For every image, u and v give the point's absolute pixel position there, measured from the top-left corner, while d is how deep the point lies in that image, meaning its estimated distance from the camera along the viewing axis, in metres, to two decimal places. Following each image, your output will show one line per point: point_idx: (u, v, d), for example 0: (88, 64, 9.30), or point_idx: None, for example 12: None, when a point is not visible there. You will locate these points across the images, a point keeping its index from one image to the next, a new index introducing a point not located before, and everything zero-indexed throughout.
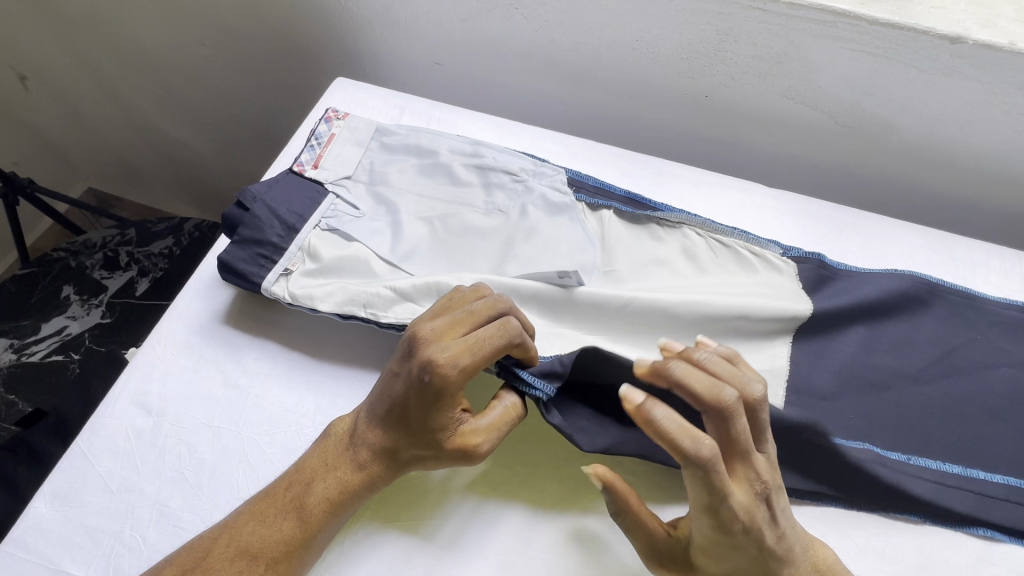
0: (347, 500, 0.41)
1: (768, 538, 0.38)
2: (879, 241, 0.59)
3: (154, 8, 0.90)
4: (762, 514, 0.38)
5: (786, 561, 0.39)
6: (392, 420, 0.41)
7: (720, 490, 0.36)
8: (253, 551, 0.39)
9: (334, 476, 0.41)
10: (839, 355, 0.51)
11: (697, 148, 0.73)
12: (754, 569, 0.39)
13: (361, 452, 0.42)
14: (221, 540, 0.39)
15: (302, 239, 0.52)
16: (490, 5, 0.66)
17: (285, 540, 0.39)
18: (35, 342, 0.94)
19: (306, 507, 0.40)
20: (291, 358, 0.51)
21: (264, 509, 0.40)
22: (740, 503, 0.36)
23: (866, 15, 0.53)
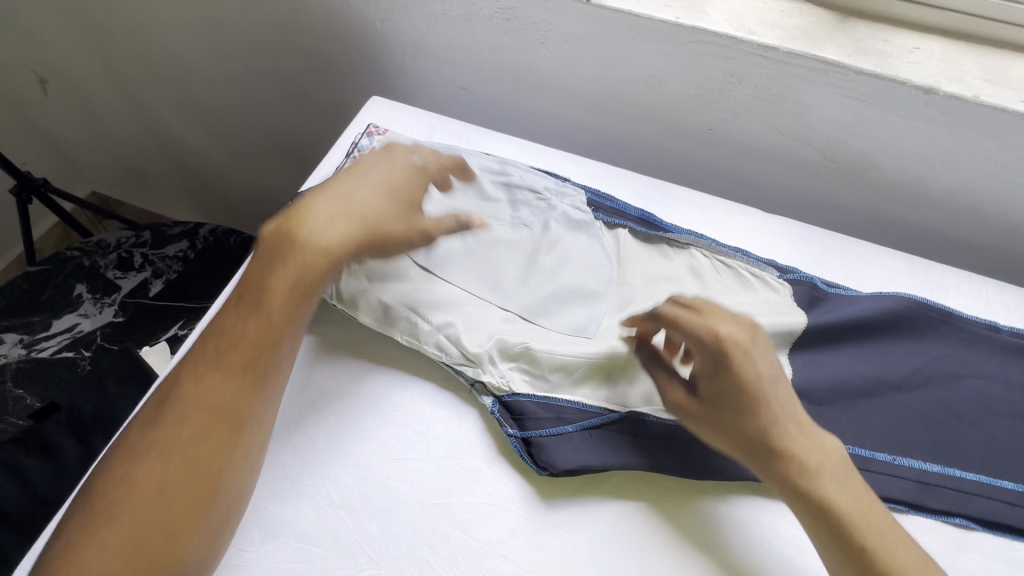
0: (286, 316, 0.48)
1: (758, 374, 0.47)
2: (864, 264, 0.66)
3: (188, 24, 0.94)
4: (752, 346, 0.48)
5: (781, 410, 0.46)
6: (367, 211, 0.51)
7: (694, 321, 0.48)
8: (223, 351, 0.46)
9: (284, 271, 0.48)
10: (830, 366, 0.57)
11: (699, 174, 0.80)
12: (754, 408, 0.46)
13: (328, 232, 0.49)
14: (176, 399, 0.44)
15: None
16: (517, 39, 0.72)
17: (254, 326, 0.47)
18: (45, 339, 0.95)
19: (265, 301, 0.48)
20: (333, 352, 0.54)
21: (197, 368, 0.45)
22: (716, 329, 0.48)
23: (853, 65, 0.61)
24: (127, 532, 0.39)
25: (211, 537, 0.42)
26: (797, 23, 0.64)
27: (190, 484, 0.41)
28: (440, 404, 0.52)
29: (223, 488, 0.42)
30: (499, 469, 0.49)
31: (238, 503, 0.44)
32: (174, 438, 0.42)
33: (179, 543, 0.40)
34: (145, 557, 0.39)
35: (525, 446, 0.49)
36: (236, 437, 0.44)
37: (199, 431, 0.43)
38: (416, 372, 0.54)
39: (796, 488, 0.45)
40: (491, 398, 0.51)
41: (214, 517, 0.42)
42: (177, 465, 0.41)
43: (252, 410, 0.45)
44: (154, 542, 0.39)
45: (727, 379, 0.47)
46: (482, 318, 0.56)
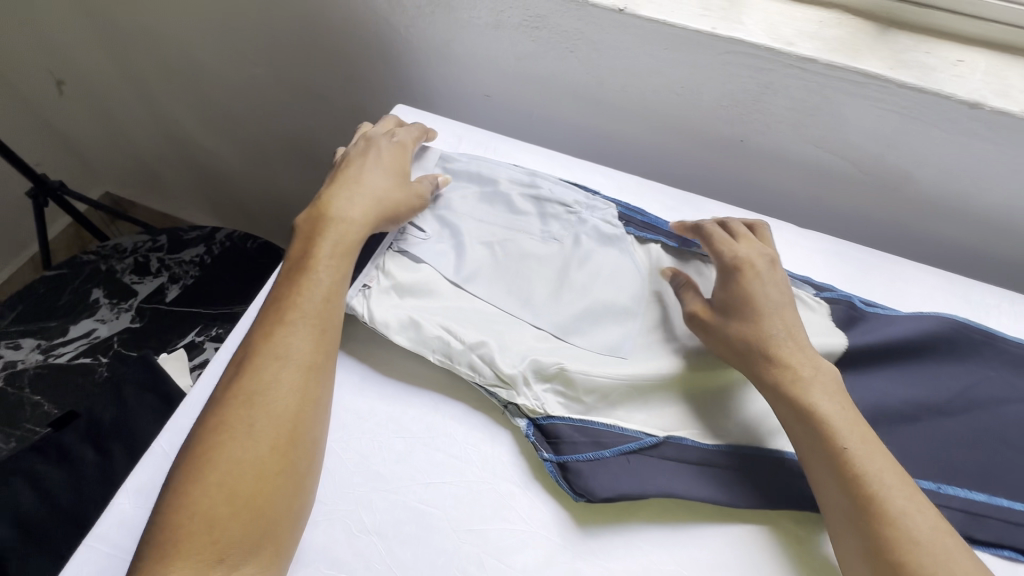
0: (344, 275, 0.51)
1: (771, 293, 0.53)
2: (902, 282, 0.64)
3: (208, 28, 0.93)
4: (765, 270, 0.54)
5: (783, 325, 0.51)
6: (371, 185, 0.57)
7: (726, 245, 0.56)
8: (287, 316, 0.47)
9: (331, 239, 0.52)
10: (870, 390, 0.56)
11: (727, 185, 0.79)
12: (760, 317, 0.51)
13: (350, 207, 0.54)
14: (256, 354, 0.45)
15: (377, 260, 0.56)
16: (546, 47, 0.71)
17: (315, 287, 0.49)
18: (62, 344, 0.95)
19: (313, 259, 0.50)
20: (362, 371, 0.53)
21: (270, 327, 0.46)
22: (741, 252, 0.55)
23: (895, 78, 0.59)
24: (229, 479, 0.40)
25: (306, 487, 0.43)
26: (836, 33, 0.62)
27: (280, 433, 0.43)
28: (472, 426, 0.51)
29: (311, 440, 0.44)
30: (534, 494, 0.48)
31: (321, 456, 0.45)
32: (261, 390, 0.44)
33: (278, 491, 0.41)
34: (248, 503, 0.40)
35: (561, 471, 0.48)
36: (317, 391, 0.45)
37: (286, 384, 0.44)
38: (448, 391, 0.53)
39: (787, 398, 0.47)
40: (525, 420, 0.50)
41: (306, 467, 0.43)
42: (267, 416, 0.43)
43: (328, 365, 0.47)
44: (256, 488, 0.41)
45: (736, 291, 0.53)
46: (515, 337, 0.54)
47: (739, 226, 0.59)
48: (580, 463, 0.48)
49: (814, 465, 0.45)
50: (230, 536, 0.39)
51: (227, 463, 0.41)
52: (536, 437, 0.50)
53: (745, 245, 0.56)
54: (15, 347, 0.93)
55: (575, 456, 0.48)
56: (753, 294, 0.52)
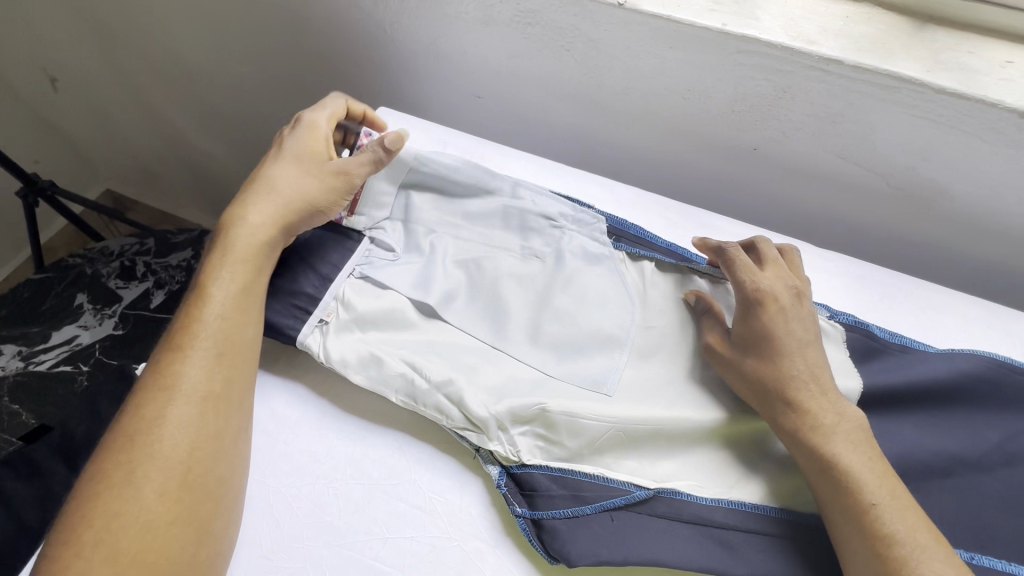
0: (246, 293, 0.45)
1: (795, 330, 0.47)
2: (933, 311, 0.57)
3: (191, 23, 0.89)
4: (790, 304, 0.48)
5: (807, 368, 0.45)
6: (278, 182, 0.50)
7: (747, 270, 0.50)
8: (180, 344, 0.42)
9: (227, 251, 0.46)
10: (894, 439, 0.49)
11: (738, 197, 0.72)
12: (783, 357, 0.45)
13: (251, 213, 0.48)
14: (145, 390, 0.40)
15: (334, 289, 0.51)
16: (540, 45, 0.65)
17: (213, 307, 0.44)
18: (43, 351, 0.92)
19: (210, 277, 0.45)
20: (323, 406, 0.49)
21: (161, 357, 0.42)
22: (764, 281, 0.49)
23: (933, 82, 0.51)
24: (113, 535, 0.35)
25: (212, 534, 0.38)
26: (865, 31, 0.55)
27: (173, 475, 0.38)
28: (439, 471, 0.46)
29: (215, 480, 0.39)
30: (503, 553, 0.43)
31: (230, 498, 0.40)
32: (149, 429, 0.39)
33: (175, 542, 0.36)
34: (139, 558, 0.35)
35: (535, 528, 0.42)
36: (219, 424, 0.41)
37: (177, 420, 0.39)
38: (414, 431, 0.48)
39: (807, 446, 0.43)
40: (498, 468, 0.45)
41: (213, 509, 0.39)
42: (157, 457, 0.38)
43: (232, 395, 0.42)
44: (147, 541, 0.35)
45: (756, 326, 0.47)
46: (490, 372, 0.49)
47: (771, 250, 0.52)
48: (556, 519, 0.42)
49: (835, 515, 0.41)
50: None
51: (111, 517, 0.36)
52: (511, 488, 0.45)
53: (770, 273, 0.50)
54: None
55: (550, 511, 0.43)
56: (777, 333, 0.46)
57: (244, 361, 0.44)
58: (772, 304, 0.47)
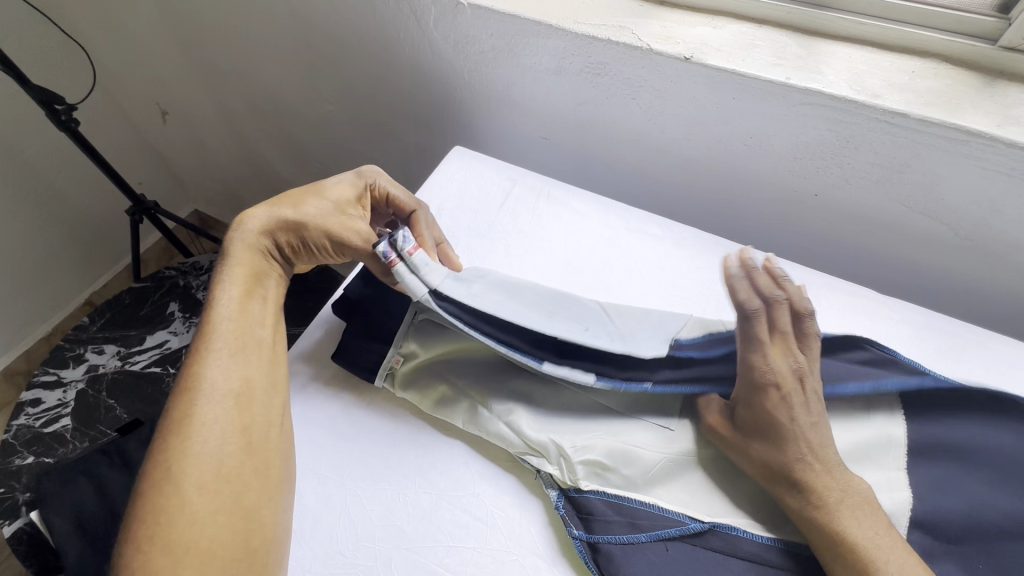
0: (252, 305, 0.50)
1: (797, 415, 0.45)
2: (1007, 367, 0.55)
3: (290, 66, 1.00)
4: (794, 394, 0.46)
5: (809, 452, 0.44)
6: (297, 205, 0.55)
7: (754, 347, 0.48)
8: (200, 354, 0.46)
9: (233, 273, 0.51)
10: (968, 493, 0.47)
11: (798, 242, 0.73)
12: (784, 445, 0.45)
13: (253, 218, 0.54)
14: (175, 399, 0.44)
15: (397, 338, 0.54)
16: (607, 93, 0.69)
17: (230, 319, 0.48)
18: (137, 353, 1.03)
19: (218, 295, 0.49)
20: (396, 417, 0.53)
21: (184, 367, 0.45)
22: (772, 362, 0.47)
23: (1003, 136, 0.52)
24: (165, 531, 0.37)
25: (258, 518, 0.41)
26: (932, 85, 0.56)
27: (211, 467, 0.41)
28: (500, 487, 0.49)
29: (250, 468, 0.42)
30: (560, 571, 0.44)
31: (269, 484, 0.43)
32: (178, 432, 0.42)
33: (224, 530, 0.39)
34: (192, 545, 0.37)
35: (591, 551, 0.44)
36: (244, 417, 0.44)
37: (205, 420, 0.42)
38: (476, 446, 0.51)
39: (818, 524, 0.42)
40: (556, 491, 0.48)
41: (253, 497, 0.41)
42: (191, 453, 0.41)
43: (255, 391, 0.46)
44: (199, 531, 0.38)
45: (757, 410, 0.46)
46: (549, 392, 0.52)
47: (785, 319, 0.50)
48: (606, 548, 0.44)
49: None
50: None
51: (161, 513, 0.38)
52: (567, 510, 0.46)
53: (779, 349, 0.48)
54: (98, 352, 1.02)
55: (602, 542, 0.44)
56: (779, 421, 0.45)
57: (259, 361, 0.47)
58: (778, 385, 0.46)
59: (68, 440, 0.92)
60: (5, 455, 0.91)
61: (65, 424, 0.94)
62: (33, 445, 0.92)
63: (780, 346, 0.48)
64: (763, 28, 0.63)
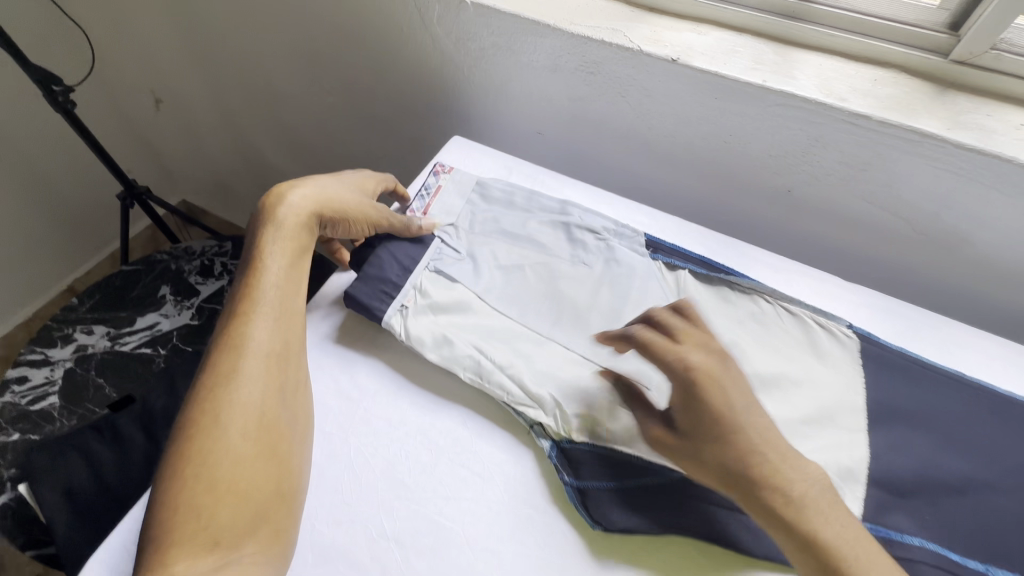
0: (293, 273, 0.53)
1: (733, 407, 0.45)
2: (956, 346, 0.61)
3: (292, 58, 1.03)
4: (720, 373, 0.46)
5: (761, 445, 0.44)
6: (330, 189, 0.58)
7: (661, 355, 0.48)
8: (243, 314, 0.49)
9: (276, 240, 0.53)
10: (917, 454, 0.52)
11: (772, 233, 0.79)
12: (733, 444, 0.44)
13: (295, 194, 0.56)
14: (220, 353, 0.47)
15: (414, 279, 0.59)
16: (598, 91, 0.74)
17: (272, 285, 0.51)
18: (128, 333, 1.03)
19: (258, 259, 0.52)
20: (398, 380, 0.56)
21: (228, 325, 0.49)
22: (689, 360, 0.47)
23: (951, 138, 0.58)
24: (208, 473, 0.41)
25: (290, 467, 0.45)
26: (891, 92, 0.62)
27: (252, 419, 0.44)
28: (496, 444, 0.52)
29: (284, 423, 0.46)
30: (551, 519, 0.48)
31: (298, 438, 0.47)
32: (223, 384, 0.45)
33: (261, 476, 0.43)
34: (231, 488, 0.41)
35: (581, 495, 0.48)
36: (282, 376, 0.47)
37: (246, 376, 0.46)
38: (474, 408, 0.54)
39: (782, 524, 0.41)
40: (549, 442, 0.51)
41: (285, 448, 0.45)
42: (234, 405, 0.44)
43: (291, 353, 0.49)
44: (237, 476, 0.42)
45: (695, 414, 0.45)
46: (543, 358, 0.56)
47: (686, 311, 0.51)
48: (592, 495, 0.48)
49: None
50: (221, 525, 0.40)
51: (204, 456, 0.42)
52: (559, 461, 0.50)
53: (691, 344, 0.48)
54: (87, 332, 1.03)
55: (588, 487, 0.48)
56: (723, 409, 0.45)
57: (296, 327, 0.51)
58: (705, 382, 0.46)
59: (55, 418, 0.92)
60: None
61: (53, 402, 0.94)
62: (20, 422, 0.91)
63: (693, 341, 0.48)
64: (743, 36, 0.69)
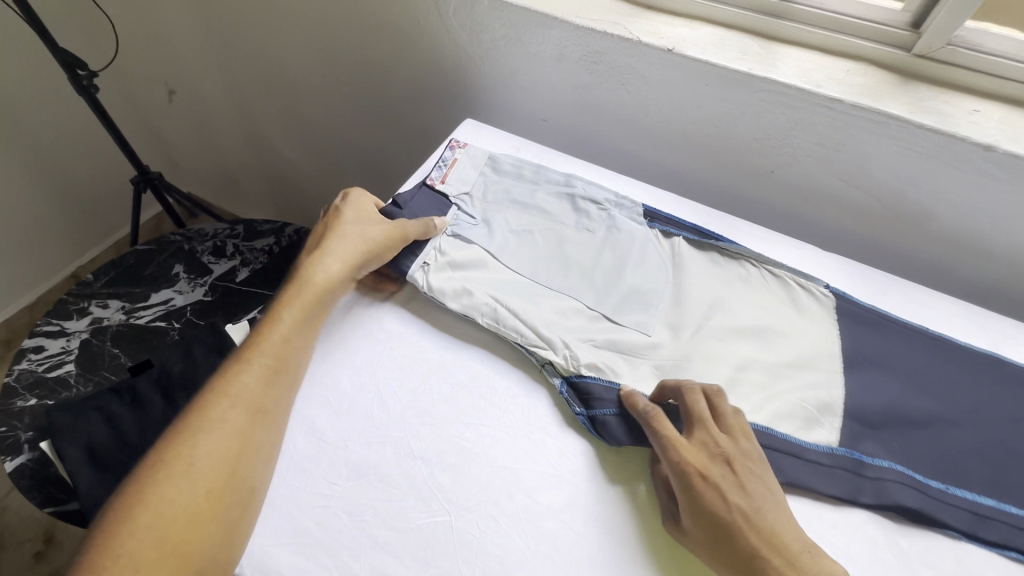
0: (299, 331, 0.55)
1: (743, 505, 0.46)
2: (922, 305, 0.68)
3: (309, 50, 1.09)
4: (722, 478, 0.47)
5: (770, 545, 0.44)
6: (354, 235, 0.61)
7: (670, 446, 0.49)
8: (244, 361, 0.51)
9: (293, 296, 0.56)
10: (885, 393, 0.59)
11: (759, 211, 0.86)
12: (745, 544, 0.44)
13: (330, 260, 0.59)
14: (208, 397, 0.48)
15: (434, 241, 0.65)
16: (600, 80, 0.82)
17: (278, 339, 0.53)
18: (142, 308, 1.07)
19: (275, 312, 0.55)
20: (420, 326, 0.61)
21: (227, 371, 0.50)
22: (690, 456, 0.48)
23: (913, 120, 0.66)
24: (159, 521, 0.42)
25: (235, 537, 0.44)
26: (861, 81, 0.70)
27: (219, 476, 0.45)
28: (511, 380, 0.57)
29: (248, 490, 0.46)
30: (561, 442, 0.53)
31: (255, 506, 0.46)
32: (208, 430, 0.46)
33: (205, 540, 0.42)
34: (176, 545, 0.41)
35: (591, 421, 0.53)
36: (261, 438, 0.48)
37: (228, 423, 0.47)
38: (490, 350, 0.60)
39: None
40: (560, 379, 0.56)
41: (237, 517, 0.45)
42: (208, 454, 0.45)
43: (275, 416, 0.50)
44: (184, 532, 0.42)
45: (705, 510, 0.46)
46: (553, 307, 0.62)
47: (699, 405, 0.51)
48: (603, 421, 0.53)
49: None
50: None
51: (163, 500, 0.42)
52: (572, 393, 0.55)
53: (694, 443, 0.49)
54: (103, 306, 1.06)
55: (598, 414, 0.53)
56: (712, 511, 0.45)
57: (288, 391, 0.52)
58: (712, 479, 0.47)
59: (71, 384, 0.95)
60: (7, 396, 0.93)
61: (68, 370, 0.97)
62: (36, 388, 0.94)
63: (696, 440, 0.50)
64: (730, 32, 0.77)
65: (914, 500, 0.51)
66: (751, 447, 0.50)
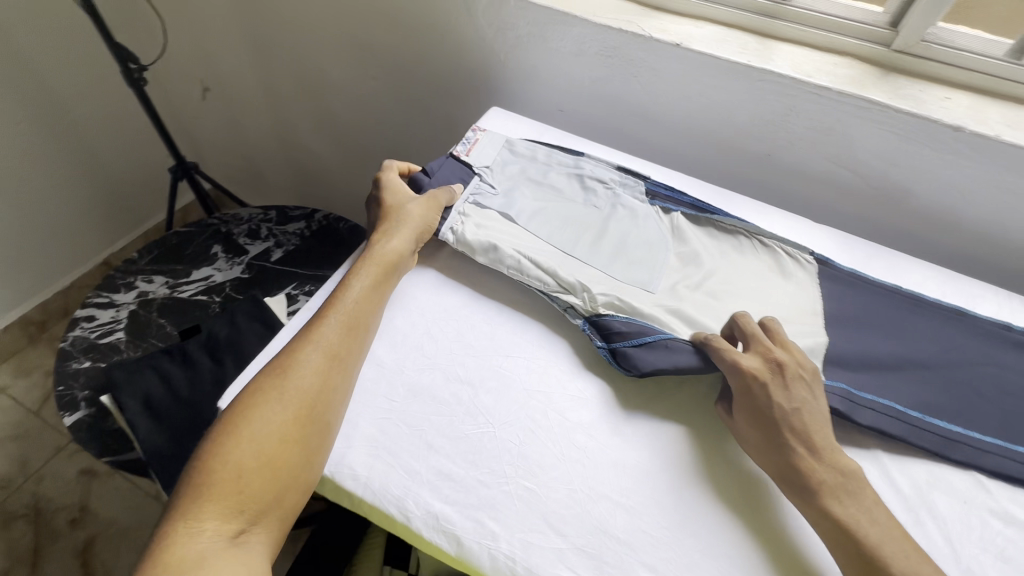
0: (371, 294, 0.62)
1: (790, 402, 0.56)
2: (903, 268, 0.76)
3: (343, 48, 1.18)
4: (771, 378, 0.57)
5: (809, 434, 0.54)
6: (412, 216, 0.69)
7: (728, 352, 0.59)
8: (325, 315, 0.58)
9: (367, 265, 0.64)
10: (862, 340, 0.67)
11: (757, 192, 0.95)
12: (790, 428, 0.54)
13: (397, 240, 0.66)
14: (296, 342, 0.55)
15: (459, 207, 0.73)
16: (614, 73, 0.91)
17: (351, 298, 0.60)
18: (184, 283, 1.15)
19: (351, 276, 0.62)
20: (461, 279, 0.70)
21: (312, 323, 0.57)
22: (747, 361, 0.58)
23: (892, 105, 0.75)
24: (258, 439, 0.49)
25: (316, 459, 0.51)
26: (846, 72, 0.80)
27: (303, 407, 0.51)
28: (542, 323, 0.66)
29: (326, 423, 0.52)
30: (586, 374, 0.62)
31: (331, 436, 0.53)
32: (295, 369, 0.53)
33: (293, 459, 0.49)
34: (270, 458, 0.48)
35: (613, 353, 0.61)
36: (338, 381, 0.55)
37: (312, 364, 0.54)
38: (522, 300, 0.68)
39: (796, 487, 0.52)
40: (582, 320, 0.65)
41: (318, 444, 0.51)
42: (295, 389, 0.52)
43: (348, 365, 0.56)
44: (277, 448, 0.49)
45: (756, 403, 0.56)
46: (573, 265, 0.70)
47: (753, 326, 0.62)
48: (621, 352, 0.61)
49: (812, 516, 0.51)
50: (250, 487, 0.47)
51: (260, 421, 0.49)
52: (593, 332, 0.63)
53: (750, 355, 0.60)
54: (148, 281, 1.14)
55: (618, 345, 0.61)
56: (762, 405, 0.55)
57: (360, 345, 0.58)
58: (764, 378, 0.57)
59: (122, 349, 1.03)
60: (63, 359, 1.00)
61: (119, 336, 1.05)
62: (89, 352, 1.02)
63: (752, 352, 0.60)
64: (731, 30, 0.86)
65: (892, 423, 0.60)
66: (807, 362, 0.59)
